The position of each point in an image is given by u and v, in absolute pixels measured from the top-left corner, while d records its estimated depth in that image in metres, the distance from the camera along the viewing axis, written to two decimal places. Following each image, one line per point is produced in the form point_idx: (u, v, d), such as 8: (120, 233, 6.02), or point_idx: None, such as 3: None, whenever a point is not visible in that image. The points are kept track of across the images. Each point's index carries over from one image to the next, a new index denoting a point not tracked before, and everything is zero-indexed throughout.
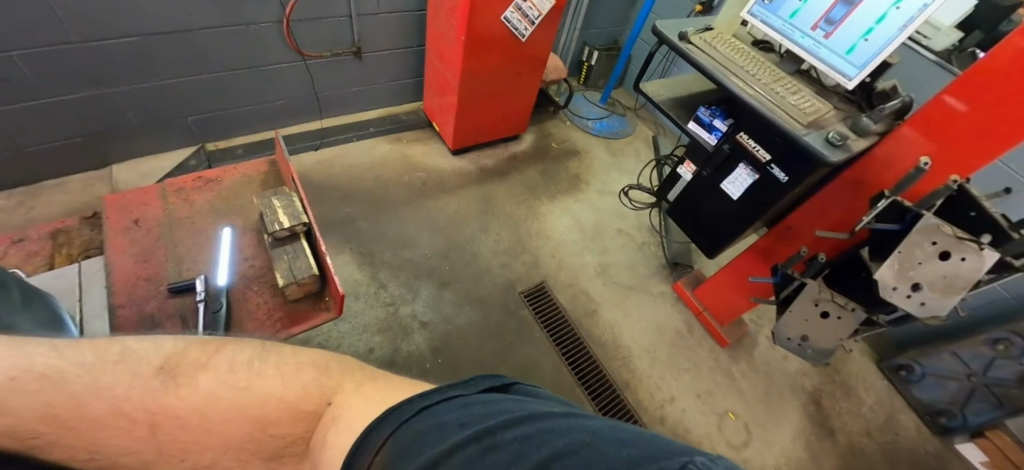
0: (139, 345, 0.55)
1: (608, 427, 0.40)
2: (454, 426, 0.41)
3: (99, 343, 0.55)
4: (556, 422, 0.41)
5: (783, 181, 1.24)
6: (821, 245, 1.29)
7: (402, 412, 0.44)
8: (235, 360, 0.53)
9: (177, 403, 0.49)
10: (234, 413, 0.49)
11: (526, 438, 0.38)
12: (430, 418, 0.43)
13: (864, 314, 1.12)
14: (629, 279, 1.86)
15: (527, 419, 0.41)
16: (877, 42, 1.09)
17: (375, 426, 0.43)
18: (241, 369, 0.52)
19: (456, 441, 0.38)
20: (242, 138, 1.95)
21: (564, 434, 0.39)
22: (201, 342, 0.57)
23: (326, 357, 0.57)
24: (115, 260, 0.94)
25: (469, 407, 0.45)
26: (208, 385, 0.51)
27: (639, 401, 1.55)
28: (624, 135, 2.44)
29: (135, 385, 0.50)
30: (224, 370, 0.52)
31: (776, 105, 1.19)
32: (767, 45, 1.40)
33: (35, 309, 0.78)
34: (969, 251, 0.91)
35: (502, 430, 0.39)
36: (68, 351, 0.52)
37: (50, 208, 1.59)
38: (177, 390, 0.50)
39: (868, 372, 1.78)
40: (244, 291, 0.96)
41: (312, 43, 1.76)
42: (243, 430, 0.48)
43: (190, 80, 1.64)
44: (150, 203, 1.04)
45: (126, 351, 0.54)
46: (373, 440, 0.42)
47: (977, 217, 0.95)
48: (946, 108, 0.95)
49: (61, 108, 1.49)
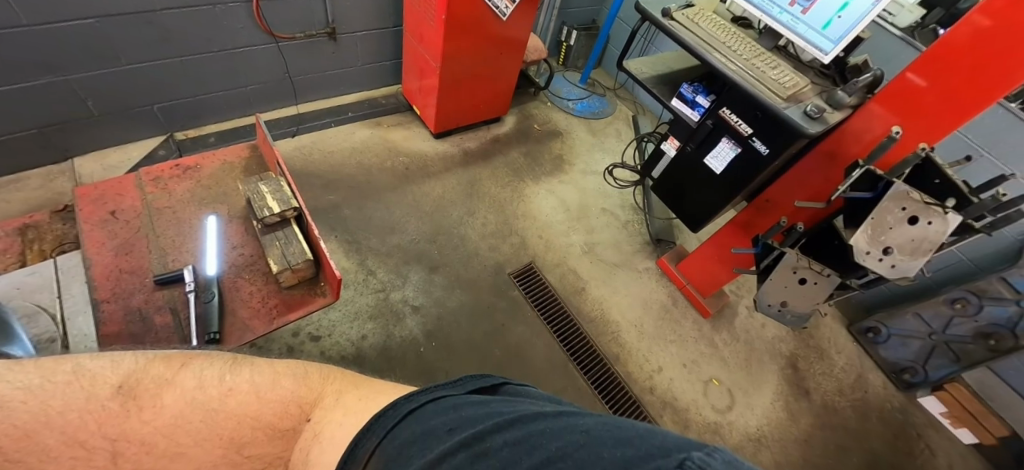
0: (94, 363, 0.56)
1: (602, 426, 0.39)
2: (443, 432, 0.40)
3: (49, 363, 0.54)
4: (548, 423, 0.40)
5: (764, 154, 1.28)
6: (798, 215, 1.34)
7: (388, 419, 0.45)
8: (207, 377, 0.55)
9: (140, 427, 0.50)
10: (208, 436, 0.50)
11: (517, 443, 0.37)
12: (416, 426, 0.43)
13: (837, 279, 1.18)
14: (615, 257, 1.89)
15: (516, 423, 0.40)
16: (851, 18, 1.12)
17: (363, 435, 0.43)
18: (212, 386, 0.54)
19: (444, 449, 0.37)
20: (212, 126, 1.87)
21: (556, 436, 0.38)
22: (164, 356, 0.58)
23: (305, 366, 0.59)
24: (93, 255, 0.90)
25: (457, 410, 0.44)
26: (171, 404, 0.52)
27: (628, 372, 1.60)
28: (605, 115, 2.45)
29: (95, 405, 0.51)
30: (192, 386, 0.54)
31: (756, 80, 1.22)
32: (745, 21, 1.43)
33: None
34: (935, 215, 0.97)
35: (493, 434, 0.39)
36: (12, 375, 0.52)
37: (9, 206, 1.50)
38: (140, 414, 0.51)
39: (840, 336, 1.88)
40: (236, 280, 0.94)
41: (285, 24, 1.70)
42: (214, 453, 0.49)
43: (155, 65, 1.56)
44: (126, 194, 0.99)
45: (80, 370, 0.55)
46: (361, 451, 0.42)
47: (941, 183, 1.00)
48: (908, 83, 1.00)
49: (14, 97, 1.39)
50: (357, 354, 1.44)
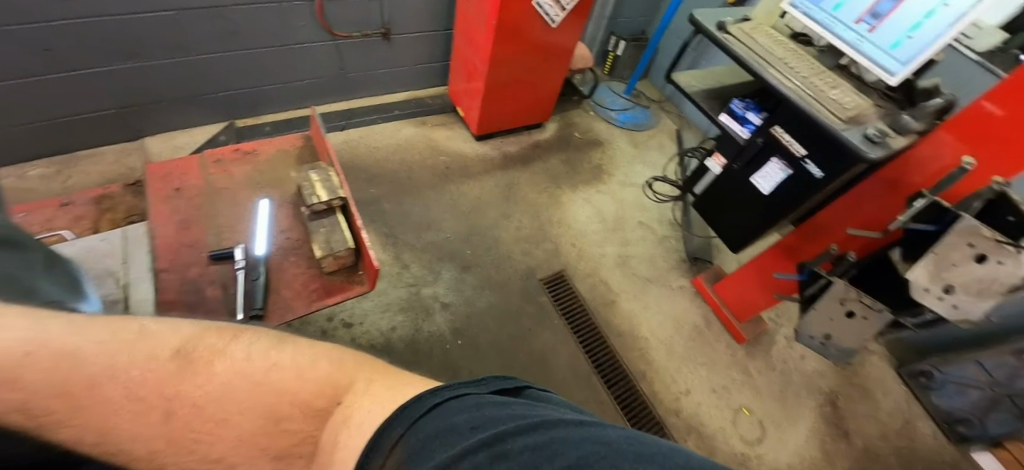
0: (156, 326, 0.57)
1: (625, 440, 0.38)
2: (465, 430, 0.41)
3: (114, 320, 0.57)
4: (570, 431, 0.40)
5: (819, 177, 1.22)
6: (850, 244, 1.25)
7: (412, 412, 0.45)
8: (251, 350, 0.56)
9: (192, 390, 0.51)
10: (251, 408, 0.49)
11: (538, 448, 0.37)
12: (439, 421, 0.43)
13: (890, 316, 1.08)
14: (649, 272, 1.86)
15: (538, 428, 0.40)
16: (923, 39, 1.06)
17: (386, 426, 0.44)
18: (258, 357, 0.54)
19: (465, 446, 0.38)
20: (270, 115, 1.98)
21: (578, 445, 0.37)
22: (217, 327, 0.59)
23: (340, 350, 0.60)
24: (158, 226, 0.97)
25: (480, 409, 0.45)
26: (222, 373, 0.52)
27: (654, 391, 1.56)
28: (648, 127, 2.42)
29: (156, 364, 0.52)
30: (240, 357, 0.54)
31: (814, 99, 1.17)
32: (805, 38, 1.38)
33: (59, 272, 0.74)
34: (1007, 255, 0.86)
35: (514, 437, 0.39)
36: (78, 325, 0.53)
37: (87, 178, 1.64)
38: (194, 378, 0.51)
39: (887, 377, 1.76)
40: (282, 262, 0.99)
41: (344, 23, 1.77)
42: (254, 423, 0.48)
43: (222, 56, 1.67)
44: (190, 173, 1.06)
45: (146, 330, 0.56)
46: (385, 440, 0.43)
47: (1015, 221, 0.90)
48: (983, 112, 0.93)
49: (98, 80, 1.52)
50: (386, 345, 1.48)
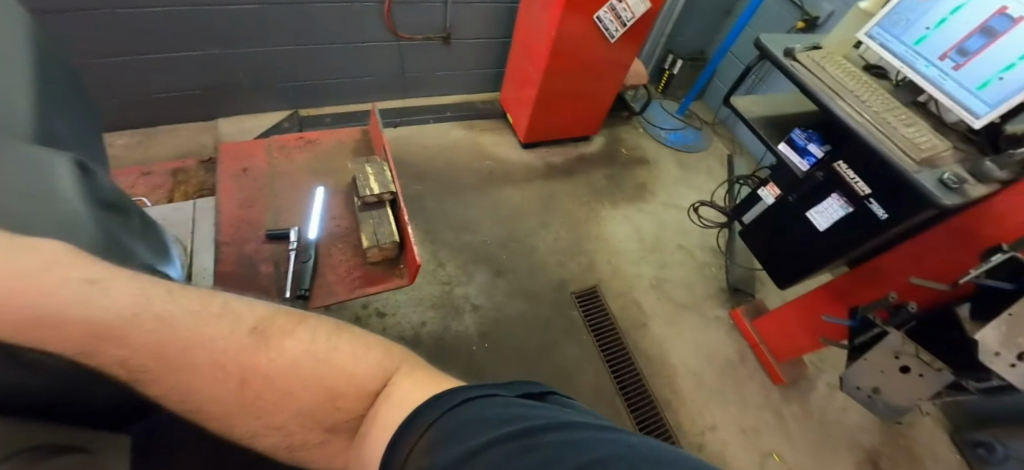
0: (240, 301, 0.46)
1: (646, 447, 0.35)
2: (494, 422, 0.37)
3: (206, 293, 0.45)
4: (593, 433, 0.36)
5: (881, 218, 1.14)
6: (913, 294, 1.14)
7: (447, 399, 0.40)
8: (317, 330, 0.45)
9: (267, 364, 0.42)
10: (310, 382, 0.42)
11: (567, 443, 0.34)
12: (475, 410, 0.38)
13: (950, 377, 0.97)
14: (684, 298, 1.80)
15: (562, 427, 0.36)
16: (1014, 82, 0.99)
17: (420, 411, 0.39)
18: (320, 341, 0.45)
19: (492, 437, 0.34)
20: (330, 107, 2.06)
21: (599, 445, 0.34)
22: (290, 310, 0.47)
23: None
24: (224, 202, 1.08)
25: (509, 407, 0.39)
26: (289, 351, 0.43)
27: (679, 422, 1.51)
28: (698, 150, 2.35)
29: (230, 339, 0.41)
30: (306, 340, 0.44)
31: (885, 135, 1.11)
32: (879, 71, 1.30)
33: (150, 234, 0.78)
34: None
35: (542, 432, 0.35)
36: (183, 298, 0.44)
37: (163, 150, 1.76)
38: (268, 354, 0.42)
39: (937, 443, 1.61)
40: (329, 247, 1.08)
41: (408, 24, 1.84)
42: (311, 399, 0.42)
43: (294, 49, 1.76)
44: (256, 155, 1.18)
45: (229, 305, 0.44)
46: (420, 420, 0.38)
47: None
48: None
49: (180, 63, 1.63)
50: (414, 338, 1.52)
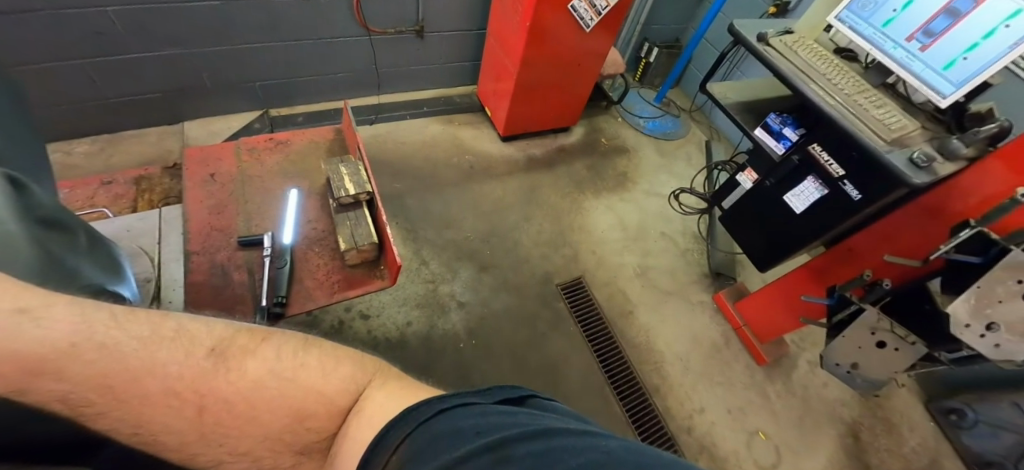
0: (193, 324, 0.45)
1: (626, 450, 0.34)
2: (469, 434, 0.36)
3: (155, 316, 0.45)
4: (573, 440, 0.35)
5: (856, 199, 1.16)
6: (887, 271, 1.16)
7: (420, 413, 0.40)
8: (282, 347, 0.47)
9: (225, 387, 0.42)
10: (277, 402, 0.43)
11: (543, 454, 0.33)
12: (450, 421, 0.38)
13: (923, 349, 1.00)
14: (668, 285, 1.82)
15: (541, 435, 0.36)
16: (978, 61, 1.01)
17: (395, 424, 0.39)
18: (287, 357, 0.46)
19: (468, 450, 0.33)
20: (302, 106, 2.00)
21: (578, 453, 0.33)
22: (250, 327, 0.48)
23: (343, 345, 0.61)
24: (191, 209, 1.04)
25: (486, 416, 0.39)
26: (253, 370, 0.44)
27: (667, 407, 1.53)
28: (677, 137, 2.37)
29: (188, 362, 0.42)
30: (271, 358, 0.45)
31: (856, 118, 1.12)
32: (849, 53, 1.32)
33: (99, 254, 0.74)
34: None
35: (518, 442, 0.34)
36: (130, 324, 0.43)
37: (127, 157, 1.68)
38: (227, 375, 0.43)
39: (914, 412, 1.67)
40: (306, 251, 1.05)
41: (378, 18, 1.79)
42: (279, 422, 0.42)
43: (260, 46, 1.69)
44: (225, 159, 1.14)
45: (183, 328, 0.44)
46: (393, 436, 0.38)
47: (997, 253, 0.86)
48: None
49: (137, 64, 1.56)
50: (400, 339, 1.50)
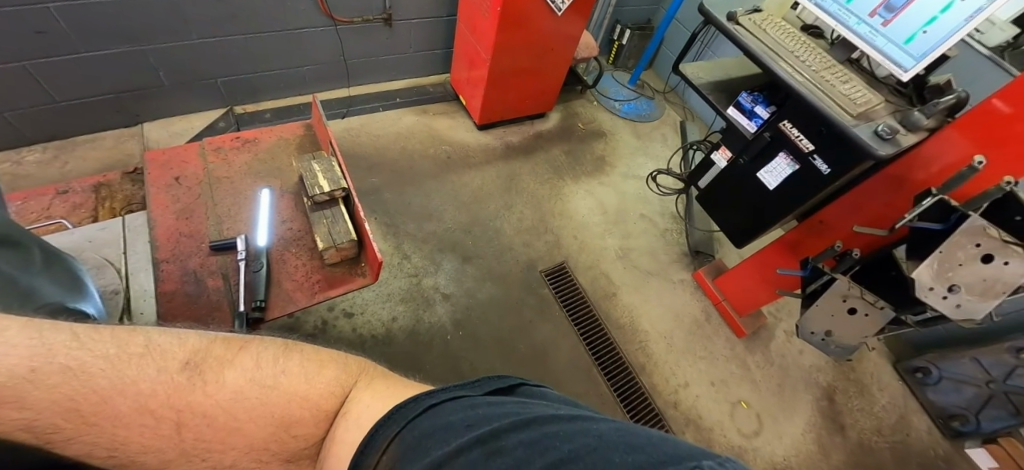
0: (163, 339, 0.44)
1: (616, 432, 0.35)
2: (459, 427, 0.36)
3: (121, 332, 0.43)
4: (563, 425, 0.36)
5: (825, 173, 1.19)
6: (855, 241, 1.21)
7: (410, 410, 0.40)
8: (262, 356, 0.46)
9: (202, 400, 0.41)
10: (260, 411, 0.42)
11: (534, 443, 0.33)
12: (439, 417, 0.38)
13: (891, 313, 1.05)
14: (649, 265, 1.85)
15: (531, 423, 0.36)
16: (936, 34, 1.04)
17: (383, 422, 0.39)
18: (267, 365, 0.45)
19: (461, 443, 0.34)
20: (270, 101, 1.93)
21: (568, 438, 0.34)
22: (225, 337, 0.47)
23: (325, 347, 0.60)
24: (157, 215, 1.00)
25: (475, 408, 0.39)
26: (233, 381, 0.43)
27: (653, 385, 1.57)
28: (651, 118, 2.39)
29: (161, 378, 0.41)
30: (250, 367, 0.44)
31: (824, 94, 1.15)
32: (815, 31, 1.35)
33: (55, 270, 0.69)
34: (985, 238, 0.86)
35: (510, 433, 0.35)
36: (94, 343, 0.41)
37: (84, 164, 1.60)
38: (203, 388, 0.42)
39: (884, 372, 1.75)
40: (283, 253, 1.02)
41: (344, 8, 1.73)
42: (265, 431, 0.42)
43: (218, 41, 1.62)
44: (191, 162, 1.09)
45: (153, 343, 0.43)
46: (382, 435, 0.38)
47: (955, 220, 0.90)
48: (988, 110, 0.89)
49: (88, 64, 1.47)
50: (386, 335, 1.49)
